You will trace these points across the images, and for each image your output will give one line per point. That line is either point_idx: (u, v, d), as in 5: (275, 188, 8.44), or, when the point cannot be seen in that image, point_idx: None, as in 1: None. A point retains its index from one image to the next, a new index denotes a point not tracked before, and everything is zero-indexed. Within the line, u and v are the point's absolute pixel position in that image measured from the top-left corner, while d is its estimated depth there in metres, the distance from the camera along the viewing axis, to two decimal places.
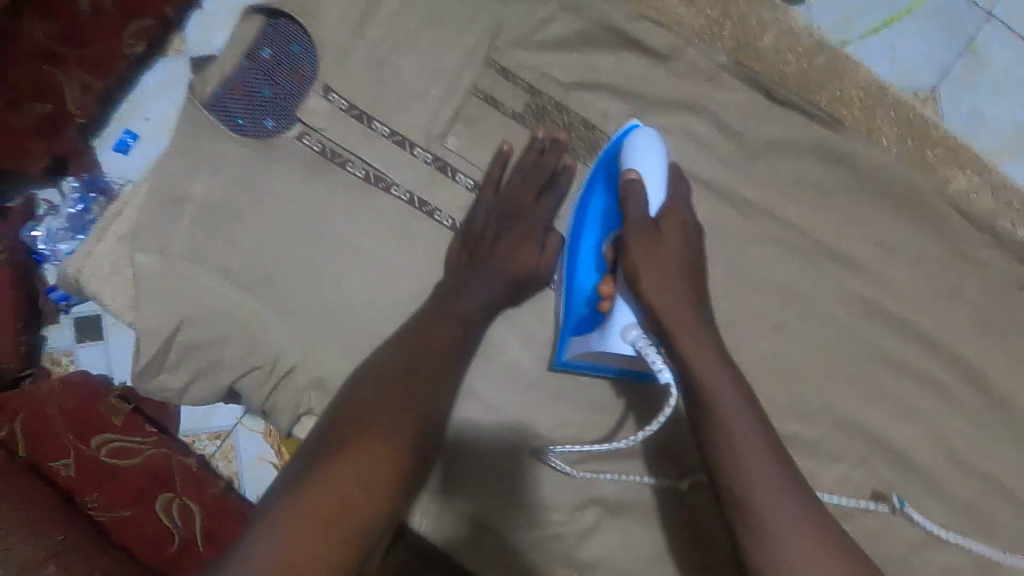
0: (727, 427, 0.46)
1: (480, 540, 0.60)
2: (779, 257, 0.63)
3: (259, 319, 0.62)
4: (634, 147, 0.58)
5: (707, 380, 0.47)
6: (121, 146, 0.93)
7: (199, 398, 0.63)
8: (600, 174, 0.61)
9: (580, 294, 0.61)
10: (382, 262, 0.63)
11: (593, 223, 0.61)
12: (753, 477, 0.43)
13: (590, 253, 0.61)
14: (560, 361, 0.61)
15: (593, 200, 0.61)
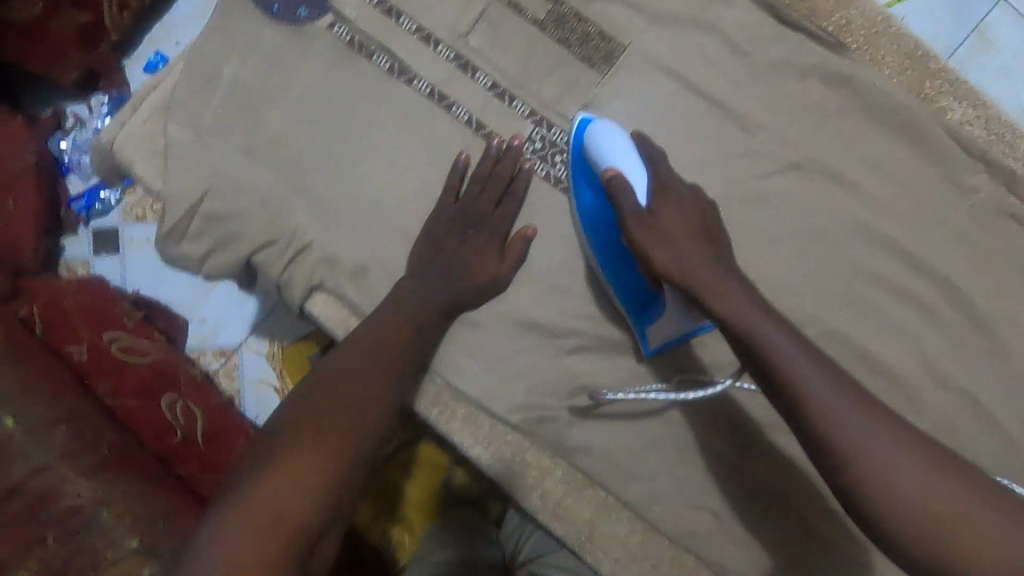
0: (781, 361, 0.47)
1: (474, 417, 0.66)
2: (778, 174, 0.66)
3: (280, 195, 0.65)
4: (603, 148, 0.60)
5: (758, 333, 0.48)
6: (149, 67, 1.00)
7: (216, 270, 0.67)
8: (578, 168, 0.63)
9: (631, 300, 0.63)
10: (399, 150, 0.66)
11: (598, 214, 0.63)
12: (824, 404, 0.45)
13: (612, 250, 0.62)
14: (650, 351, 0.64)
15: (589, 208, 0.63)
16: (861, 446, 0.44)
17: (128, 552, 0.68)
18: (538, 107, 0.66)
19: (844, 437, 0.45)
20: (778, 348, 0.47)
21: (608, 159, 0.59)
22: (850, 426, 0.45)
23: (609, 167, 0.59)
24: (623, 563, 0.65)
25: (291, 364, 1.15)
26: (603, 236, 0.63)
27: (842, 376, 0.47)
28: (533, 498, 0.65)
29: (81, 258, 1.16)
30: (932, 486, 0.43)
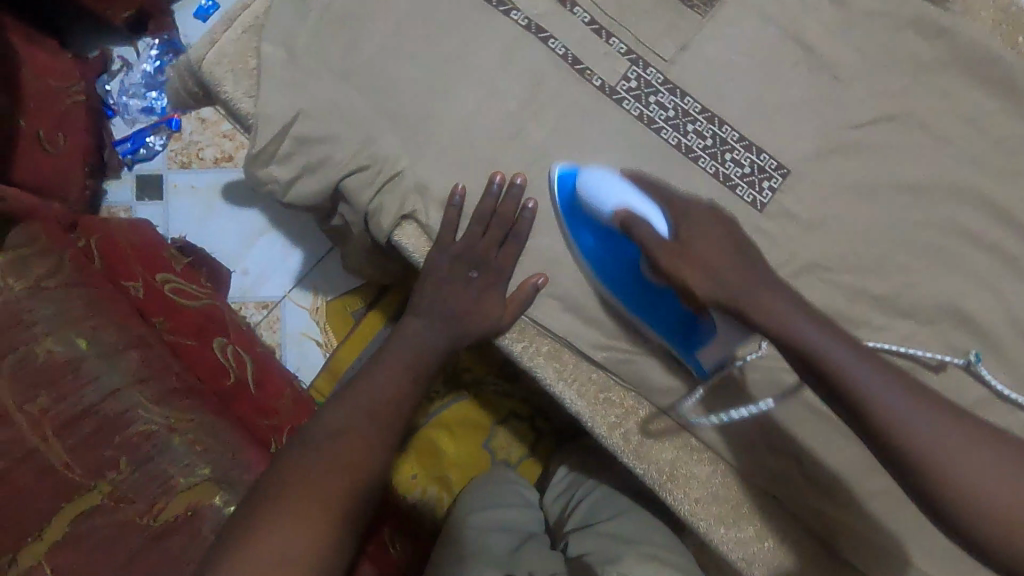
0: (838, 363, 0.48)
1: (558, 353, 0.66)
2: (872, 123, 0.66)
3: (373, 121, 0.65)
4: (599, 195, 0.60)
5: (793, 330, 0.50)
6: (200, 13, 1.16)
7: (303, 195, 0.66)
8: (585, 228, 0.64)
9: (671, 328, 0.63)
10: (494, 82, 0.65)
11: (616, 272, 0.63)
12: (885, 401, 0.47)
13: (627, 267, 0.63)
14: (703, 371, 0.63)
15: (597, 254, 0.64)
16: (913, 435, 0.46)
17: (197, 481, 0.69)
18: (635, 45, 0.66)
19: (899, 426, 0.46)
20: (825, 348, 0.49)
21: (611, 200, 0.60)
22: (880, 394, 0.47)
23: (619, 209, 0.59)
24: (702, 503, 0.65)
25: (337, 320, 1.15)
26: (624, 287, 0.63)
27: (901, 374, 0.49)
28: (615, 437, 0.65)
29: (122, 203, 1.14)
30: (973, 462, 0.45)
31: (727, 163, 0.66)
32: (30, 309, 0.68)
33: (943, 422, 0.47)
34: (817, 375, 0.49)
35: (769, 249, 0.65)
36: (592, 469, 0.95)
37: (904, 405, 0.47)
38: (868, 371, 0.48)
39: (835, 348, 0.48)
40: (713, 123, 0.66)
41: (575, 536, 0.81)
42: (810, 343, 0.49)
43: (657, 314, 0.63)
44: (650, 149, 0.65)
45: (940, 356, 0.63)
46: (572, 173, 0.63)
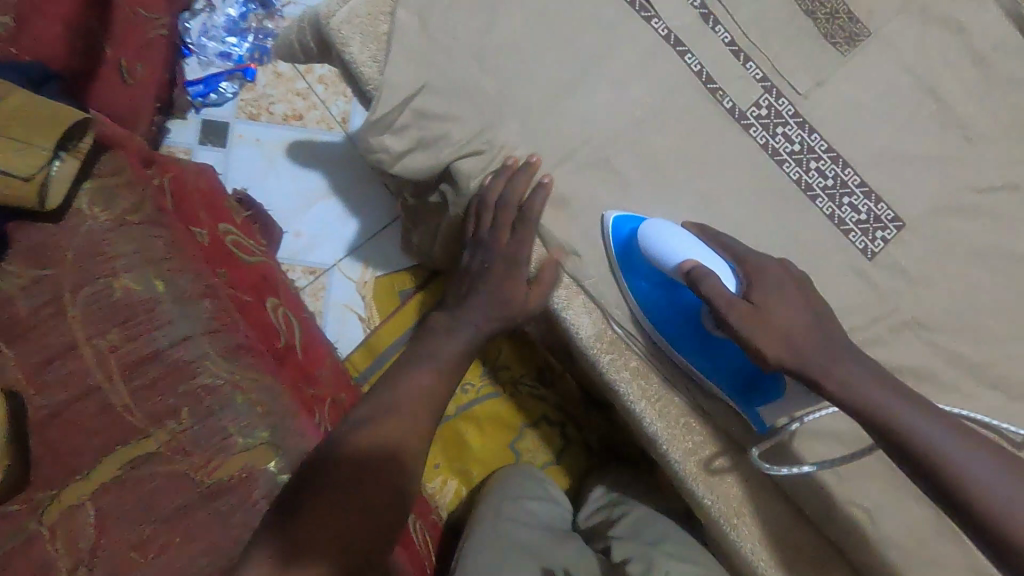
0: (858, 389, 0.49)
1: (642, 370, 0.65)
2: (991, 189, 0.65)
3: (495, 107, 0.63)
4: (662, 247, 0.57)
5: (812, 363, 0.52)
6: None
7: (411, 170, 0.65)
8: (642, 276, 0.62)
9: (733, 382, 0.62)
10: (623, 87, 0.64)
11: (672, 322, 0.62)
12: (905, 420, 0.47)
13: (687, 317, 0.62)
14: (763, 430, 0.62)
15: (655, 299, 0.62)
16: (931, 443, 0.47)
17: (255, 443, 0.67)
18: (771, 73, 0.64)
19: (945, 457, 0.46)
20: (869, 393, 0.49)
21: (676, 254, 0.56)
22: (900, 412, 0.48)
23: (684, 261, 0.55)
24: (765, 543, 0.64)
25: (383, 297, 1.13)
26: (683, 335, 0.62)
27: (914, 396, 0.49)
28: (689, 464, 0.64)
29: (183, 144, 1.12)
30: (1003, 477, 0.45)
31: (844, 206, 0.64)
32: (111, 242, 0.66)
33: (979, 447, 0.46)
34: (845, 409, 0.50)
35: (872, 299, 0.64)
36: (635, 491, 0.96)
37: (925, 421, 0.47)
38: (914, 410, 0.48)
39: (857, 377, 0.50)
40: (836, 163, 0.64)
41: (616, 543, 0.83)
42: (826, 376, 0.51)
43: (717, 364, 0.62)
44: (768, 181, 0.64)
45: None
46: (630, 219, 0.62)
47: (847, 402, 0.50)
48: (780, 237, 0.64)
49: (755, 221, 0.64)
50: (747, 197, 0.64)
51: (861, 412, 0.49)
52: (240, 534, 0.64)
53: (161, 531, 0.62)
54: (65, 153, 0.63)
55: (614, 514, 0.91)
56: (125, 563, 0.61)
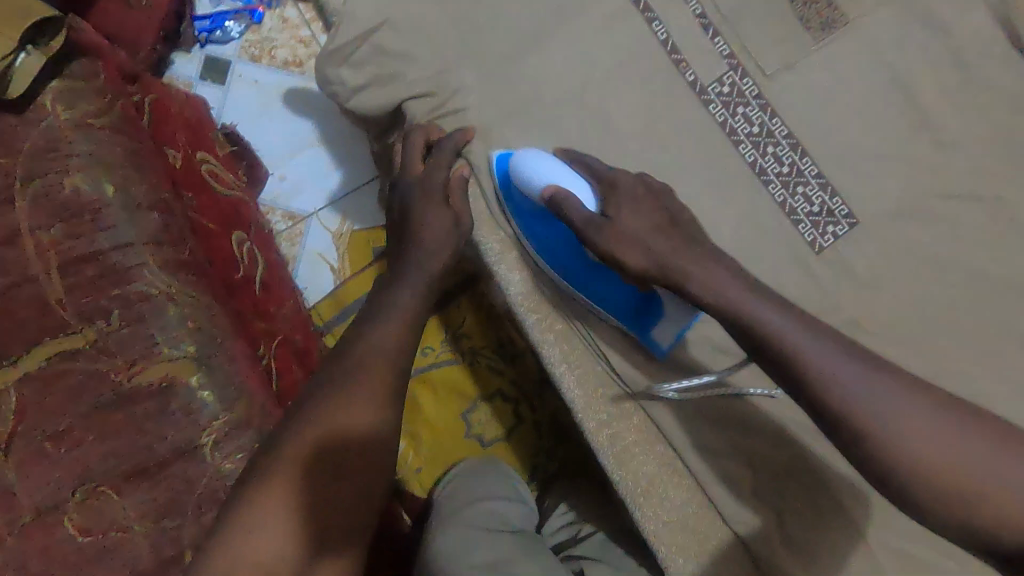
0: (791, 343, 0.47)
1: (569, 334, 0.64)
2: (955, 197, 0.62)
3: (454, 51, 0.63)
4: (526, 175, 0.58)
5: (767, 322, 0.48)
6: None
7: (365, 106, 0.64)
8: (521, 213, 0.63)
9: (623, 310, 0.62)
10: (586, 48, 0.63)
11: (558, 256, 0.62)
12: (832, 369, 0.46)
13: (574, 253, 0.61)
14: (662, 352, 0.63)
15: (541, 234, 0.63)
16: (863, 398, 0.44)
17: (179, 355, 0.68)
18: (739, 51, 0.63)
19: (875, 408, 0.44)
20: (798, 345, 0.47)
21: (540, 177, 0.57)
22: (828, 361, 0.46)
23: (545, 185, 0.57)
24: (669, 528, 0.62)
25: (356, 251, 1.14)
26: (575, 272, 0.62)
27: (835, 334, 0.48)
28: (601, 436, 0.63)
29: (184, 77, 1.14)
30: (935, 425, 0.43)
31: (797, 196, 0.63)
32: (70, 139, 0.68)
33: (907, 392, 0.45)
34: (786, 372, 0.47)
35: (814, 294, 0.62)
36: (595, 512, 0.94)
37: (848, 366, 0.46)
38: (841, 359, 0.46)
39: (783, 323, 0.48)
40: (794, 151, 0.63)
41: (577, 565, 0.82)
42: (776, 336, 0.48)
43: (607, 295, 0.62)
44: (720, 161, 0.63)
45: None
46: (507, 156, 0.62)
47: (790, 365, 0.47)
48: (726, 220, 0.62)
49: (702, 198, 0.62)
50: (696, 175, 0.63)
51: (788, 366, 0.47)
52: (152, 440, 0.66)
53: (76, 427, 0.63)
54: (33, 48, 0.67)
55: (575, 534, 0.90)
56: (34, 454, 0.61)
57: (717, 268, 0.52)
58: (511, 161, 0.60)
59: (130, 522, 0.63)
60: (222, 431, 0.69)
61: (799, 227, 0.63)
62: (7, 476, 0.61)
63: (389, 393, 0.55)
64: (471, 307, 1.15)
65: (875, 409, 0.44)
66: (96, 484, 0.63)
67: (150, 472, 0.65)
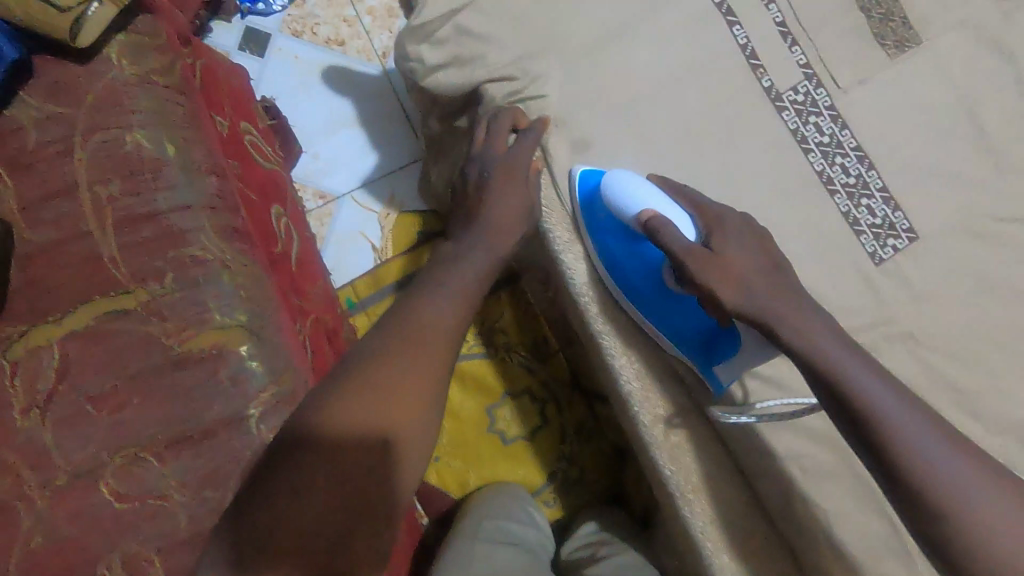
0: (848, 377, 0.50)
1: (632, 331, 0.65)
2: (1010, 221, 0.64)
3: (536, 37, 0.63)
4: (619, 196, 0.59)
5: (829, 354, 0.51)
6: None
7: (440, 86, 0.65)
8: (603, 230, 0.63)
9: (690, 340, 0.62)
10: (667, 45, 0.63)
11: (638, 279, 0.63)
12: (884, 410, 0.49)
13: (654, 281, 0.63)
14: (720, 391, 0.62)
15: (614, 254, 0.63)
16: (907, 439, 0.48)
17: (232, 324, 0.66)
18: (815, 61, 0.64)
19: (918, 452, 0.47)
20: (856, 381, 0.50)
21: (636, 203, 0.59)
22: (881, 402, 0.49)
23: (642, 211, 0.58)
24: (716, 526, 0.63)
25: (400, 235, 1.13)
26: (649, 297, 0.63)
27: (886, 372, 0.52)
28: (656, 432, 0.63)
29: (223, 47, 1.12)
30: (967, 478, 0.47)
31: (861, 207, 0.64)
32: (130, 95, 0.66)
33: (944, 439, 0.48)
34: (839, 400, 0.50)
35: (871, 304, 0.63)
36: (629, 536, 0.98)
37: (900, 409, 0.49)
38: (894, 401, 0.49)
39: (843, 358, 0.51)
40: (861, 164, 0.64)
41: None
42: (837, 369, 0.50)
43: (677, 322, 0.63)
44: (790, 169, 0.64)
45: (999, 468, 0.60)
46: (594, 174, 0.63)
47: (848, 396, 0.50)
48: (791, 227, 0.64)
49: (769, 203, 0.64)
50: (765, 180, 0.64)
51: (841, 397, 0.50)
52: (200, 408, 0.64)
53: (121, 390, 0.62)
54: None
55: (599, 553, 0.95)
56: (80, 413, 0.61)
57: (774, 278, 0.55)
58: (606, 177, 0.61)
59: (170, 491, 0.62)
60: (269, 403, 0.66)
61: (860, 238, 0.64)
62: (48, 436, 0.60)
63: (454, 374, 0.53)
64: (509, 303, 1.15)
65: (917, 453, 0.47)
66: (136, 450, 0.61)
67: (194, 440, 0.63)
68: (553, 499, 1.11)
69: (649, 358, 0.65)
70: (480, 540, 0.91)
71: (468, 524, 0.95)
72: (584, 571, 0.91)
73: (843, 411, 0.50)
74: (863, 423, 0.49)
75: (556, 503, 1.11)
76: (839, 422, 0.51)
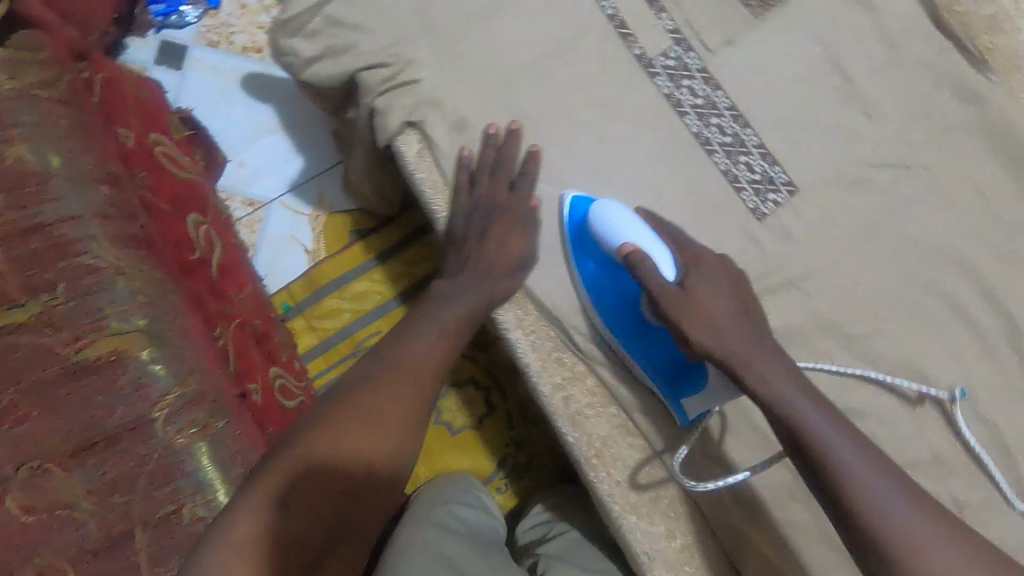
0: (799, 416, 0.52)
1: (522, 300, 0.66)
2: (884, 167, 0.66)
3: (405, 22, 0.63)
4: (606, 228, 0.60)
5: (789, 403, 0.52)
6: None
7: (318, 78, 0.65)
8: (585, 253, 0.64)
9: (660, 370, 0.63)
10: (537, 21, 0.65)
11: (615, 307, 0.63)
12: (834, 451, 0.49)
13: (631, 312, 0.63)
14: (687, 421, 0.63)
15: (597, 280, 0.63)
16: (855, 479, 0.48)
17: (131, 329, 0.66)
18: (682, 26, 0.65)
19: (863, 495, 0.48)
20: (809, 423, 0.51)
21: (622, 232, 0.59)
22: (834, 447, 0.50)
23: (625, 244, 0.58)
24: (623, 488, 0.64)
25: (333, 234, 1.14)
26: (624, 325, 0.63)
27: (842, 416, 0.53)
28: (555, 400, 0.64)
29: (139, 62, 1.12)
30: (915, 523, 0.47)
31: (740, 165, 0.65)
32: (12, 110, 0.66)
33: (896, 484, 0.48)
34: (801, 445, 0.51)
35: (757, 259, 0.65)
36: (577, 511, 1.00)
37: (851, 451, 0.50)
38: (845, 443, 0.50)
39: (798, 400, 0.52)
40: (736, 122, 0.65)
41: (544, 562, 0.87)
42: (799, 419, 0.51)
43: (651, 353, 0.63)
44: (669, 133, 0.65)
45: (921, 387, 0.63)
46: (584, 201, 0.63)
47: (810, 445, 0.50)
48: (673, 190, 0.65)
49: (651, 169, 0.65)
50: (644, 146, 0.65)
51: (794, 437, 0.51)
52: (103, 415, 0.64)
53: (17, 404, 0.60)
54: None
55: (550, 532, 0.96)
56: None
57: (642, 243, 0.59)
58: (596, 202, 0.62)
59: (77, 500, 0.61)
60: (173, 406, 0.67)
61: (741, 195, 0.65)
62: None
63: (401, 382, 0.57)
64: None
65: (863, 495, 0.48)
66: (37, 463, 0.60)
67: (95, 449, 0.63)
68: (505, 485, 1.12)
69: (546, 327, 0.65)
70: (432, 524, 0.89)
71: (419, 510, 0.94)
72: (538, 551, 0.92)
73: (799, 451, 0.51)
74: (817, 464, 0.50)
75: (508, 489, 1.12)
76: (802, 471, 0.51)
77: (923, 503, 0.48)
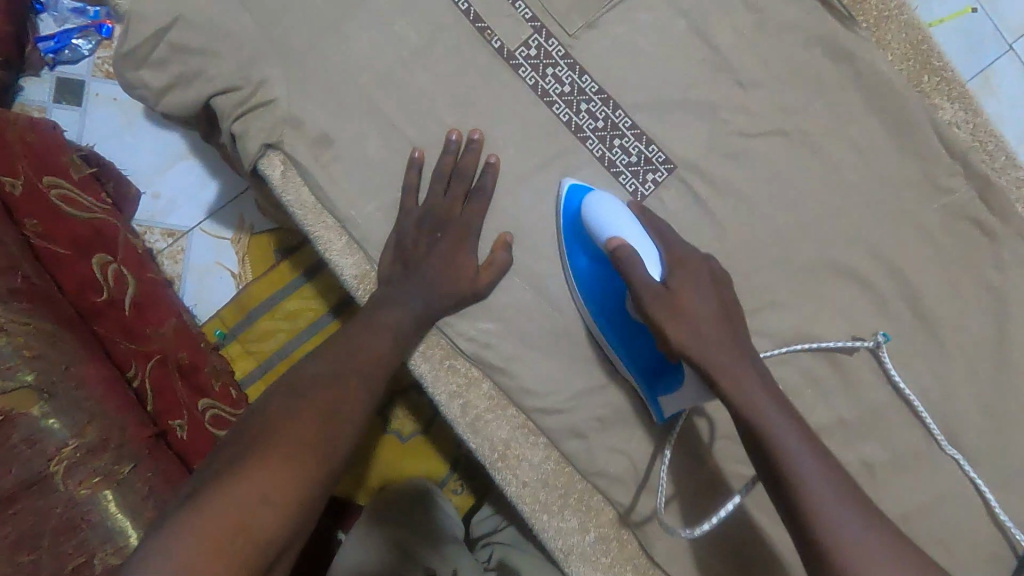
0: (769, 431, 0.48)
1: None
2: (762, 134, 0.65)
3: (252, 43, 0.61)
4: (597, 219, 0.58)
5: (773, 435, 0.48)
6: None
7: (173, 108, 0.63)
8: (572, 240, 0.62)
9: (641, 367, 0.61)
10: (390, 27, 0.63)
11: (597, 296, 0.61)
12: (800, 467, 0.47)
13: (613, 306, 0.61)
14: (662, 418, 0.62)
15: (586, 275, 0.61)
16: (814, 495, 0.46)
17: (18, 386, 0.65)
18: (540, 13, 0.64)
19: (827, 517, 0.45)
20: (787, 443, 0.48)
21: (607, 229, 0.57)
22: (804, 468, 0.47)
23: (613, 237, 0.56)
24: (530, 489, 0.63)
25: (258, 254, 1.12)
26: (605, 316, 0.61)
27: (807, 428, 0.50)
28: (453, 407, 0.63)
29: (38, 103, 1.09)
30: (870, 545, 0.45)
31: (615, 148, 0.64)
32: None
33: (852, 505, 0.46)
34: (763, 455, 0.48)
35: None
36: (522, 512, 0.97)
37: (816, 466, 0.47)
38: (812, 460, 0.47)
39: (773, 416, 0.49)
40: (607, 106, 0.64)
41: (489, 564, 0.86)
42: (788, 461, 0.47)
43: (633, 348, 0.61)
44: (539, 125, 0.64)
45: (849, 342, 0.62)
46: (580, 189, 0.62)
47: (787, 485, 0.47)
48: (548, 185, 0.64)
49: (524, 163, 0.64)
50: (516, 141, 0.64)
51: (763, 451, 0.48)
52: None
53: None
54: None
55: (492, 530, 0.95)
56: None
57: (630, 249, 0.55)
58: (591, 194, 0.60)
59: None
60: (72, 458, 0.66)
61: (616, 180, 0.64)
62: None
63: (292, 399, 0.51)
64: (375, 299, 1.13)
65: (819, 515, 0.46)
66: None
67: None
68: (462, 486, 1.05)
69: (439, 335, 0.63)
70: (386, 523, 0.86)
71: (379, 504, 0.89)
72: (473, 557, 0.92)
73: (765, 466, 0.48)
74: (785, 481, 0.47)
75: (465, 490, 1.05)
76: (766, 484, 0.49)
77: (880, 525, 0.46)
